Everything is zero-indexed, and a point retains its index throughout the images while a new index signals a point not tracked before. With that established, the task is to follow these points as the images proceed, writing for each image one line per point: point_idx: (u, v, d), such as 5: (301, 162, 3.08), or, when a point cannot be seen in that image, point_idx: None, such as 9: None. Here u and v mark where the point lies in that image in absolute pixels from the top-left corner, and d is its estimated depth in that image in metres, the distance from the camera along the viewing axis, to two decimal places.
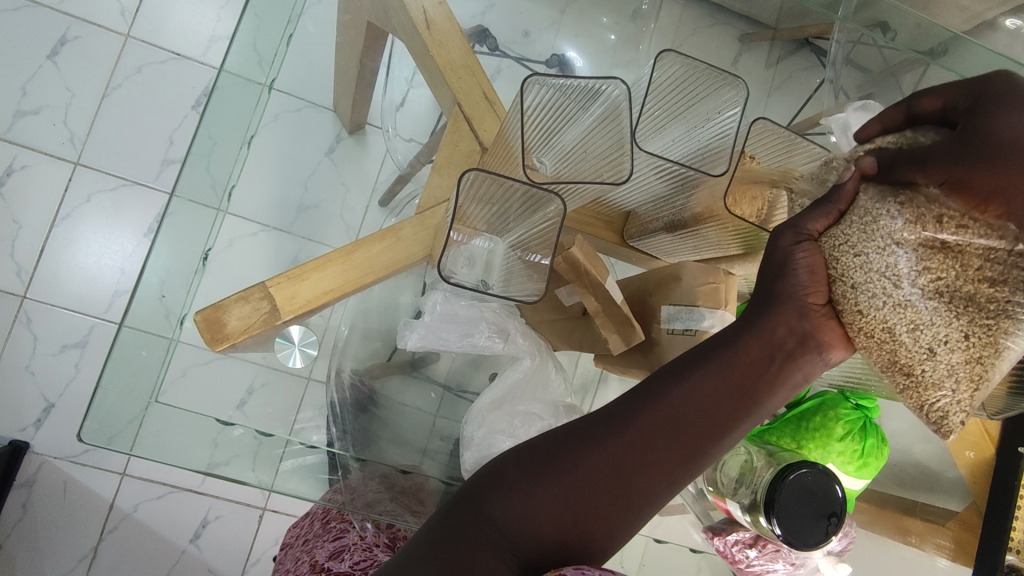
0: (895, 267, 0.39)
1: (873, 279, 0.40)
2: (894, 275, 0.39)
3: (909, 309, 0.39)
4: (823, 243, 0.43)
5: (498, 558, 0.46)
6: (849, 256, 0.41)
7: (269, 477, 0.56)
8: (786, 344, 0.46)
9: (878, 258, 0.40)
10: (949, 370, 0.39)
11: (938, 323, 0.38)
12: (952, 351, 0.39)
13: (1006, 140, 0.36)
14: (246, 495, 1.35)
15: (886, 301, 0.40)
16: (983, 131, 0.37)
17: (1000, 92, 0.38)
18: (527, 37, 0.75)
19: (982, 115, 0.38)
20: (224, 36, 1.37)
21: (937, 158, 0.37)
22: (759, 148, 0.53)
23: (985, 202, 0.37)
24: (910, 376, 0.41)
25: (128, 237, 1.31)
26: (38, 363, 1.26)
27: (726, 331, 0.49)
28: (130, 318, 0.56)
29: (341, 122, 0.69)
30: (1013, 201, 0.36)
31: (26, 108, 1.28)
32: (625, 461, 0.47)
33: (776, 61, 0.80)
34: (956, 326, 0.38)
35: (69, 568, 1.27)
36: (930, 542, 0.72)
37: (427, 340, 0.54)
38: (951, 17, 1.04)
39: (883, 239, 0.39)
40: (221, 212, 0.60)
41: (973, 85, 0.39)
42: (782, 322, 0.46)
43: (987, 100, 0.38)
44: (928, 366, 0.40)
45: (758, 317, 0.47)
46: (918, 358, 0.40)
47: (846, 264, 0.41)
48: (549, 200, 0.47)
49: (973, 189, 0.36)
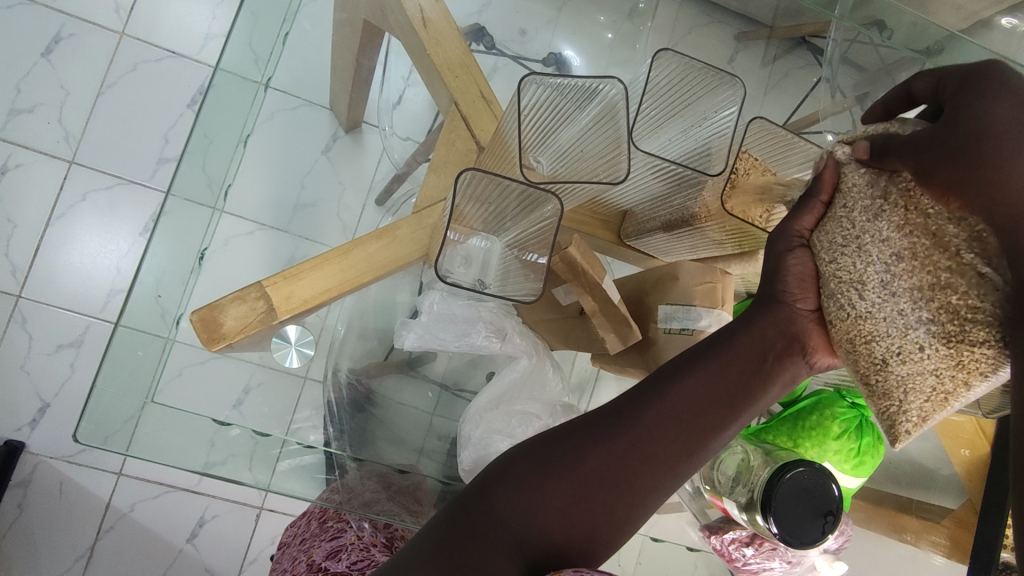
0: (861, 277, 0.39)
1: (842, 288, 0.41)
2: (859, 284, 0.39)
3: (869, 320, 0.39)
4: (813, 248, 0.43)
5: (508, 557, 0.45)
6: (826, 262, 0.42)
7: (267, 478, 0.56)
8: (777, 345, 0.47)
9: (848, 266, 0.40)
10: (900, 381, 0.38)
11: (894, 334, 0.38)
12: (907, 362, 0.38)
13: (974, 137, 0.35)
14: (243, 495, 1.35)
15: (851, 312, 0.40)
16: (955, 121, 0.36)
17: (988, 80, 0.37)
18: (523, 36, 0.75)
19: (964, 103, 0.37)
20: (219, 33, 1.36)
21: (902, 144, 0.37)
22: (756, 146, 0.53)
23: (947, 197, 0.36)
24: (869, 385, 0.40)
25: (123, 235, 1.31)
26: (33, 363, 1.26)
27: (722, 330, 0.50)
28: (126, 318, 0.57)
29: (337, 118, 0.69)
30: (971, 198, 0.35)
31: (20, 106, 1.28)
32: (631, 458, 0.47)
33: (773, 59, 0.80)
34: (912, 339, 0.37)
35: (65, 568, 1.27)
36: (925, 539, 0.69)
37: (424, 341, 0.54)
38: (947, 15, 1.04)
39: (855, 248, 0.40)
40: (217, 211, 0.61)
41: (969, 73, 0.38)
42: (773, 322, 0.46)
43: (970, 85, 0.37)
44: (880, 375, 0.39)
45: (752, 317, 0.48)
46: (874, 368, 0.39)
47: (826, 272, 0.42)
48: (545, 201, 0.47)
49: (935, 180, 0.35)
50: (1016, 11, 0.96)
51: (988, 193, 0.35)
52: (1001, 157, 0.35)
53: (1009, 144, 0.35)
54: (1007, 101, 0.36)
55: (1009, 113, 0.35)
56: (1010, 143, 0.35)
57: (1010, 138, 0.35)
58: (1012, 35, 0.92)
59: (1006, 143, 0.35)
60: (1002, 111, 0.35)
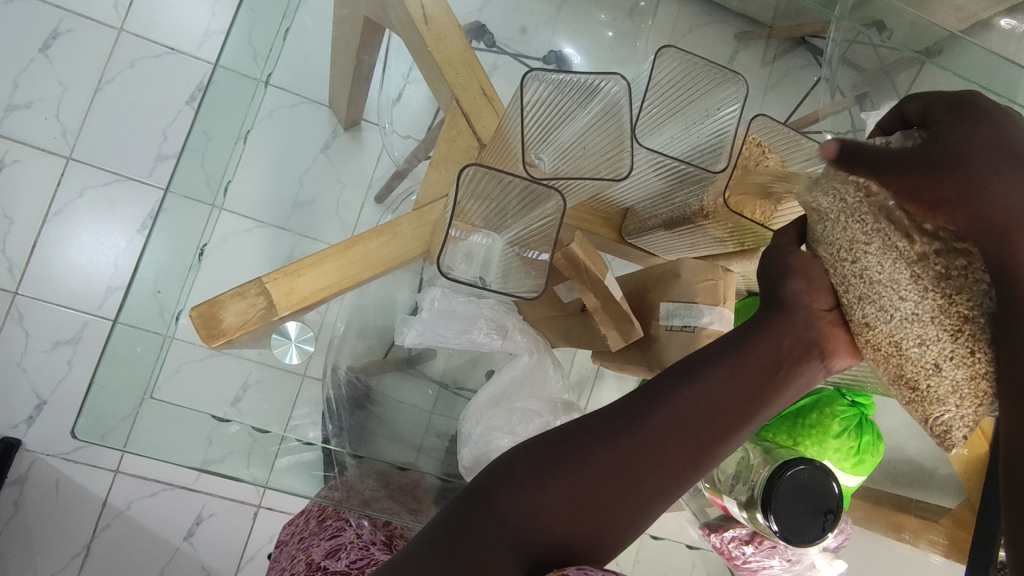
0: (895, 277, 0.39)
1: (878, 290, 0.40)
2: (897, 287, 0.39)
3: (914, 324, 0.38)
4: (838, 248, 0.43)
5: (509, 556, 0.44)
6: (851, 264, 0.41)
7: (264, 474, 0.56)
8: (792, 352, 0.47)
9: (878, 266, 0.40)
10: (954, 386, 0.39)
11: (943, 340, 0.38)
12: (958, 367, 0.38)
13: (957, 158, 0.39)
14: (241, 493, 1.34)
15: (892, 315, 0.40)
16: (940, 143, 0.39)
17: (976, 108, 0.40)
18: (524, 34, 0.75)
19: (949, 124, 0.40)
20: (218, 30, 1.36)
21: (883, 162, 0.40)
22: (762, 129, 0.53)
23: (932, 209, 0.39)
24: (916, 390, 0.40)
25: (121, 233, 1.30)
26: (29, 360, 1.25)
27: (737, 331, 0.50)
28: (124, 314, 0.56)
29: (336, 117, 0.68)
30: (955, 211, 0.38)
31: (17, 101, 1.27)
32: (637, 460, 0.47)
33: (774, 58, 0.81)
34: (962, 344, 0.37)
35: (61, 565, 1.26)
36: (923, 539, 0.67)
37: (425, 337, 0.54)
38: (947, 17, 1.04)
39: (878, 248, 0.39)
40: (216, 208, 0.61)
41: (960, 100, 0.41)
42: (788, 329, 0.47)
43: (960, 111, 0.40)
44: (932, 381, 0.39)
45: (767, 321, 0.48)
46: (924, 373, 0.39)
47: (851, 273, 0.42)
48: (548, 196, 0.47)
49: (920, 196, 0.38)
50: (1014, 13, 0.96)
51: (969, 209, 0.38)
52: (986, 181, 0.38)
53: (989, 170, 0.38)
54: (986, 128, 0.39)
55: (985, 139, 0.39)
56: (988, 163, 0.39)
57: (992, 159, 0.39)
58: (1011, 36, 0.92)
59: (982, 164, 0.39)
60: (981, 137, 0.39)
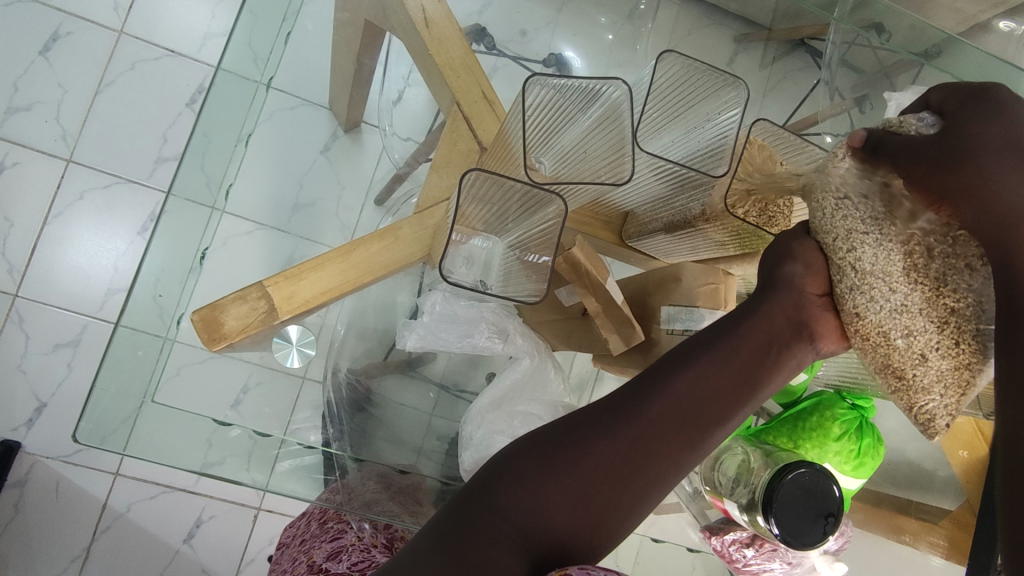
0: (887, 268, 0.40)
1: (868, 281, 0.41)
2: (889, 278, 0.40)
3: (903, 315, 0.40)
4: (830, 237, 0.43)
5: (512, 553, 0.44)
6: (843, 253, 0.42)
7: (264, 477, 0.56)
8: (784, 334, 0.47)
9: (872, 257, 0.41)
10: (939, 376, 0.40)
11: (930, 330, 0.40)
12: (940, 357, 0.40)
13: (974, 148, 0.40)
14: (241, 495, 1.34)
15: (882, 305, 0.41)
16: (957, 133, 0.40)
17: (994, 100, 0.41)
18: (524, 36, 0.75)
19: (970, 113, 0.41)
20: (219, 33, 1.36)
21: (900, 149, 0.41)
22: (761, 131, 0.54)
23: (936, 203, 0.40)
24: (902, 379, 0.41)
25: (120, 235, 1.30)
26: (29, 363, 1.25)
27: (728, 316, 0.50)
28: (126, 318, 0.56)
29: (336, 119, 0.69)
30: (960, 205, 0.39)
31: (18, 104, 1.27)
32: (635, 449, 0.47)
33: (771, 61, 0.80)
34: (947, 334, 0.40)
35: (60, 568, 1.26)
36: (923, 540, 0.67)
37: (426, 341, 0.54)
38: (943, 19, 1.01)
39: (873, 239, 0.41)
40: (216, 211, 0.61)
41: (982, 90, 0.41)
42: (780, 311, 0.47)
43: (979, 99, 0.41)
44: (919, 371, 0.41)
45: (758, 305, 0.48)
46: (911, 363, 0.41)
47: (843, 263, 0.42)
48: (549, 201, 0.47)
49: (928, 187, 0.40)
50: (1013, 16, 0.95)
51: (975, 203, 0.39)
52: (992, 174, 0.39)
53: (999, 162, 0.40)
54: (1001, 121, 0.40)
55: (999, 134, 0.40)
56: (998, 155, 0.40)
57: (1002, 151, 0.40)
58: (1010, 39, 0.94)
59: (994, 157, 0.40)
60: (993, 130, 0.40)
